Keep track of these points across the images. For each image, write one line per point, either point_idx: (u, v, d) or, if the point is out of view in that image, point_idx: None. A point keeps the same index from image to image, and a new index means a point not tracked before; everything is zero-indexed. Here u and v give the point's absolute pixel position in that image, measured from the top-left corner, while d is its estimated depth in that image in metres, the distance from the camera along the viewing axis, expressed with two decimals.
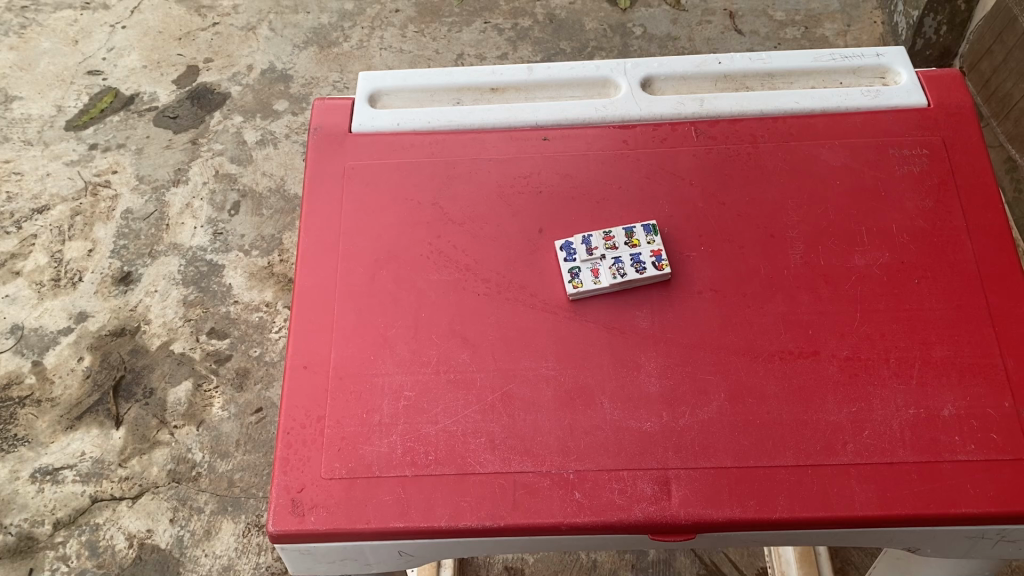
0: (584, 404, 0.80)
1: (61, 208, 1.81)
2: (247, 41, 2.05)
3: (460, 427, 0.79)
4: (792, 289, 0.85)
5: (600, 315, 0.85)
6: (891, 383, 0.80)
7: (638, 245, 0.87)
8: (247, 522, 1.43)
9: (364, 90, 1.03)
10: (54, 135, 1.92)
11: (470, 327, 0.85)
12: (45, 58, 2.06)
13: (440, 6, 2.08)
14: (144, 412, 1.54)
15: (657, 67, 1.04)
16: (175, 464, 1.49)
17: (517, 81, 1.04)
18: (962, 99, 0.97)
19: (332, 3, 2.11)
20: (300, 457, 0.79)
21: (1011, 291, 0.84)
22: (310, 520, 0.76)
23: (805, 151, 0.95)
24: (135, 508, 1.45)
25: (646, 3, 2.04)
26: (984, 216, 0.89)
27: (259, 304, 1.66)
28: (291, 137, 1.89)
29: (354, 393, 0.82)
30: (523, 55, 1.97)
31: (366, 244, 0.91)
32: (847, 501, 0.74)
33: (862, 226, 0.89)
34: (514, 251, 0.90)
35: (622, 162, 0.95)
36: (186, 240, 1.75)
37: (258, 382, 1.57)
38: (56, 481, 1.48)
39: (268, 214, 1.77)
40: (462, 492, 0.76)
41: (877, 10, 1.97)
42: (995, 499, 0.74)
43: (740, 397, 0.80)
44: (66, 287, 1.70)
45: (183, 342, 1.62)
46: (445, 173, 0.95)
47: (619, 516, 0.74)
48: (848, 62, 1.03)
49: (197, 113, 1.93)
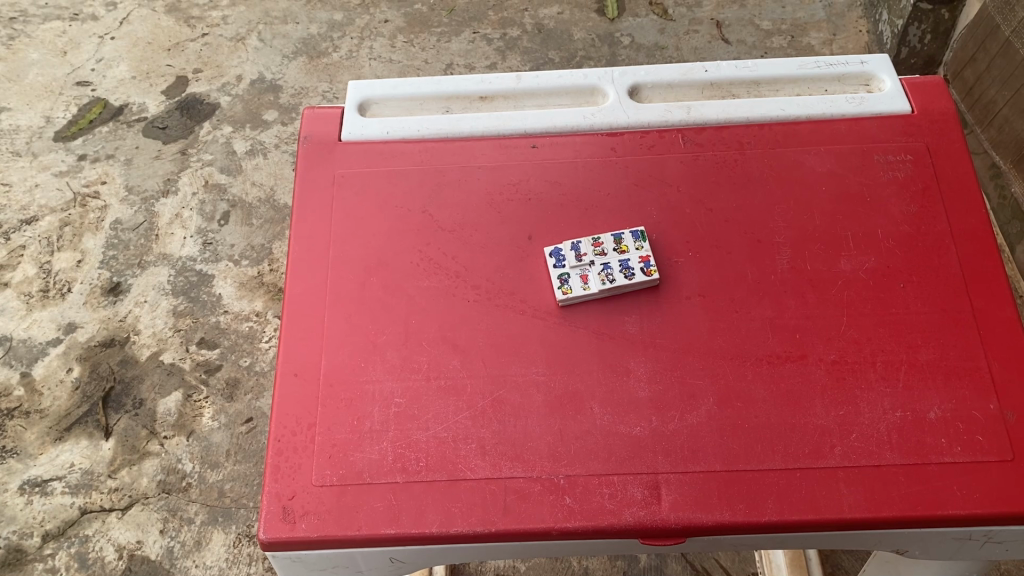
0: (574, 409, 0.80)
1: (50, 218, 1.80)
2: (237, 51, 2.05)
3: (450, 433, 0.80)
4: (779, 294, 0.86)
5: (589, 320, 0.85)
6: (878, 386, 0.81)
7: (626, 252, 0.88)
8: (238, 532, 1.42)
9: (353, 99, 1.04)
10: (42, 146, 1.91)
11: (460, 333, 0.85)
12: (34, 69, 2.05)
13: (429, 16, 2.09)
14: (133, 422, 1.54)
15: (644, 75, 1.05)
16: (165, 475, 1.48)
17: (505, 90, 1.05)
18: (945, 105, 0.98)
19: (321, 13, 2.11)
20: (291, 464, 0.79)
21: (995, 295, 0.85)
22: (301, 527, 0.76)
23: (791, 158, 0.96)
24: (125, 520, 1.44)
25: (634, 12, 2.05)
26: (967, 220, 0.90)
27: (249, 313, 1.66)
28: (280, 147, 1.89)
29: (345, 400, 0.82)
30: (512, 64, 1.98)
31: (356, 252, 0.91)
32: (835, 504, 0.75)
33: (848, 231, 0.90)
34: (503, 258, 0.90)
35: (610, 170, 0.96)
36: (175, 250, 1.74)
37: (248, 392, 1.56)
38: (45, 493, 1.47)
39: (257, 223, 1.77)
40: (453, 498, 0.77)
41: (863, 19, 1.98)
42: (982, 500, 0.74)
43: (728, 400, 0.80)
44: (54, 297, 1.70)
45: (172, 353, 1.61)
46: (435, 181, 0.96)
47: (610, 521, 0.75)
48: (832, 69, 1.04)
49: (187, 124, 1.93)
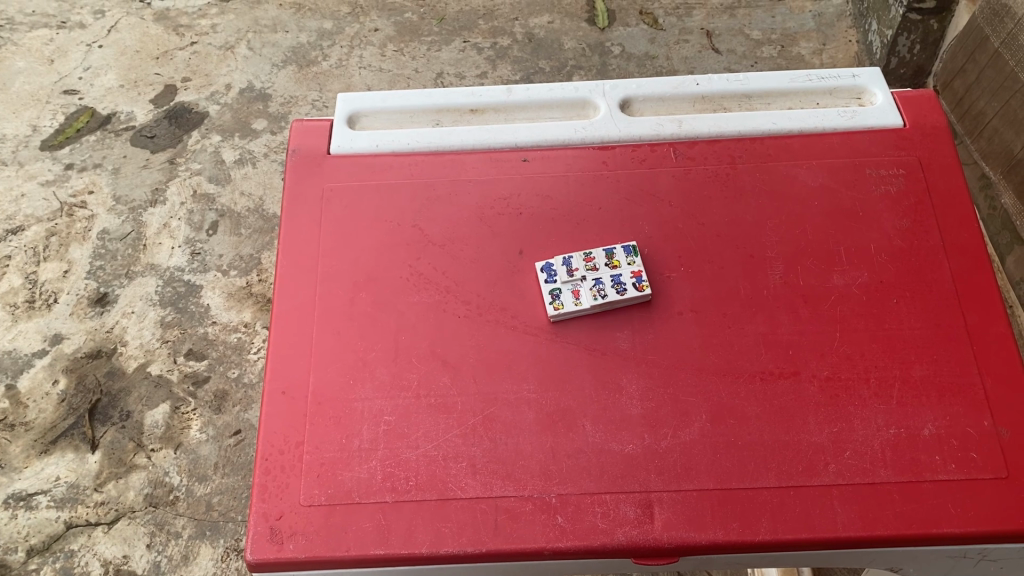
0: (565, 427, 0.80)
1: (36, 228, 1.73)
2: (225, 60, 1.98)
3: (440, 451, 0.79)
4: (771, 309, 0.86)
5: (581, 336, 0.84)
6: (871, 404, 0.80)
7: (618, 267, 0.87)
8: (226, 546, 1.37)
9: (342, 112, 1.03)
10: (28, 155, 1.84)
11: (451, 349, 0.84)
12: (20, 77, 1.97)
13: (420, 25, 2.03)
14: (120, 435, 1.48)
15: (635, 89, 1.05)
16: (152, 488, 1.42)
17: (496, 102, 1.04)
18: (937, 119, 0.98)
19: (311, 21, 2.04)
20: (278, 483, 0.78)
21: (988, 311, 0.85)
22: (290, 548, 0.75)
23: (783, 172, 0.95)
24: (111, 534, 1.38)
25: (624, 22, 2.02)
26: (960, 235, 0.90)
27: (237, 325, 1.59)
28: (269, 156, 1.82)
29: (333, 418, 0.81)
30: (502, 74, 1.94)
31: (345, 267, 0.90)
32: (830, 522, 0.74)
33: (841, 246, 0.90)
34: (494, 273, 0.89)
35: (601, 184, 0.96)
36: (163, 260, 1.68)
37: (236, 404, 1.50)
38: (30, 507, 1.41)
39: (245, 233, 1.70)
40: (443, 519, 0.76)
41: (852, 29, 1.97)
42: (978, 518, 0.74)
43: (721, 418, 0.80)
44: (40, 308, 1.63)
45: (160, 364, 1.55)
46: (425, 195, 0.95)
47: (602, 541, 0.74)
48: (824, 83, 1.04)
49: (175, 133, 1.86)
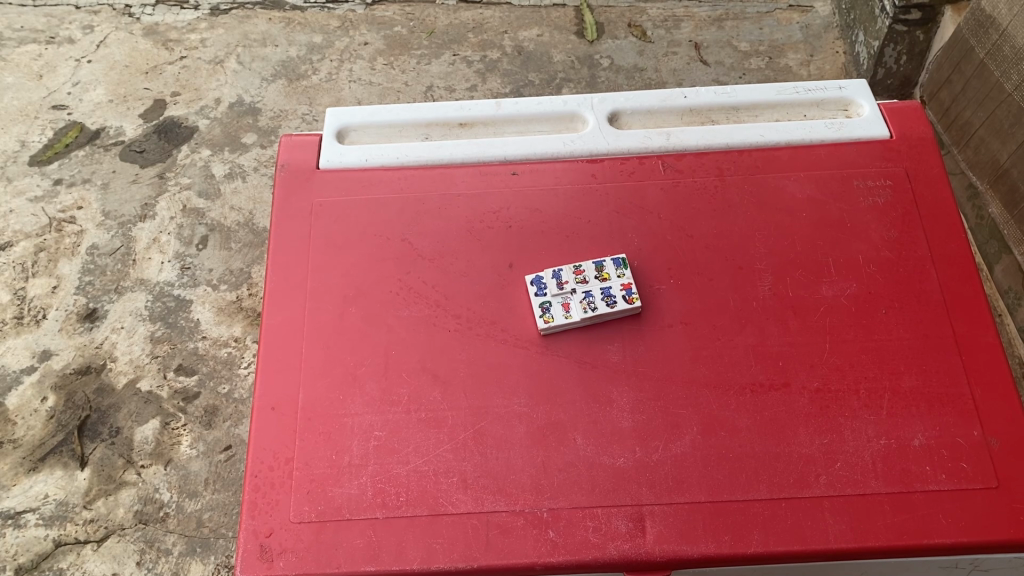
0: (557, 441, 0.79)
1: (24, 244, 1.69)
2: (215, 75, 1.96)
3: (431, 466, 0.79)
4: (760, 321, 0.86)
5: (571, 350, 0.84)
6: (861, 415, 0.80)
7: (608, 279, 0.87)
8: (217, 562, 1.32)
9: (331, 127, 1.03)
10: (17, 170, 1.80)
11: (441, 364, 0.84)
12: (9, 93, 1.94)
13: (409, 39, 2.03)
14: (110, 452, 1.43)
15: (623, 101, 1.05)
16: (142, 505, 1.38)
17: (484, 116, 1.04)
18: (923, 131, 0.98)
19: (301, 36, 2.03)
20: (268, 500, 0.78)
21: (976, 321, 0.85)
22: (278, 565, 0.75)
23: (771, 183, 0.96)
24: (101, 552, 1.34)
25: (613, 35, 2.02)
26: (948, 246, 0.90)
27: (227, 339, 1.55)
28: (259, 170, 1.80)
29: (324, 434, 0.81)
30: (492, 86, 1.94)
31: (335, 282, 0.90)
32: (822, 534, 0.74)
33: (830, 257, 0.90)
34: (484, 287, 0.89)
35: (590, 197, 0.96)
36: (153, 274, 1.64)
37: (227, 419, 1.46)
38: (18, 526, 1.37)
39: (236, 248, 1.67)
40: (434, 534, 0.76)
41: (839, 40, 1.97)
42: (968, 528, 0.74)
43: (711, 430, 0.80)
44: (29, 324, 1.59)
45: (149, 380, 1.51)
46: (415, 209, 0.95)
47: (593, 555, 0.74)
48: (811, 95, 1.05)
49: (164, 147, 1.83)
